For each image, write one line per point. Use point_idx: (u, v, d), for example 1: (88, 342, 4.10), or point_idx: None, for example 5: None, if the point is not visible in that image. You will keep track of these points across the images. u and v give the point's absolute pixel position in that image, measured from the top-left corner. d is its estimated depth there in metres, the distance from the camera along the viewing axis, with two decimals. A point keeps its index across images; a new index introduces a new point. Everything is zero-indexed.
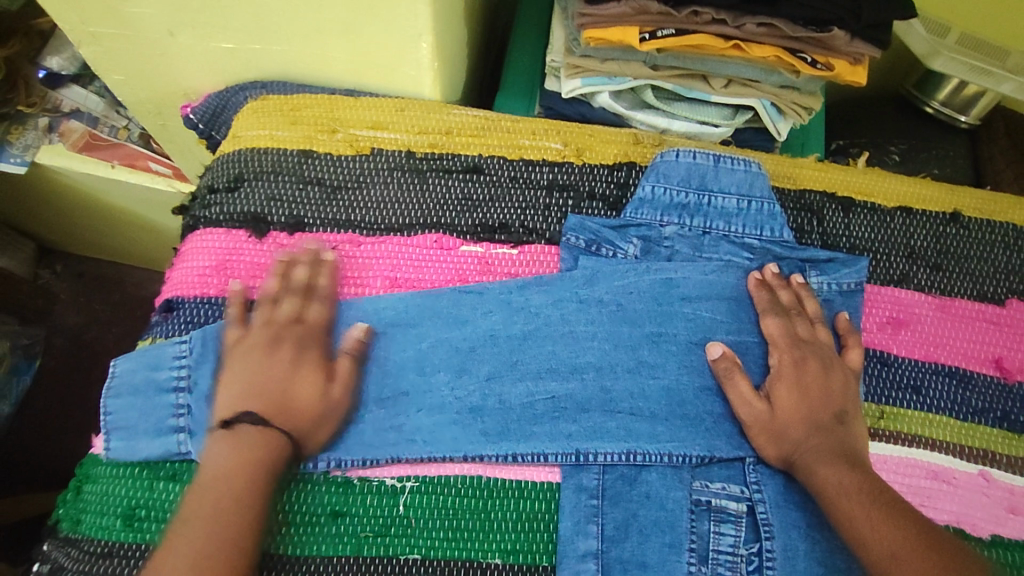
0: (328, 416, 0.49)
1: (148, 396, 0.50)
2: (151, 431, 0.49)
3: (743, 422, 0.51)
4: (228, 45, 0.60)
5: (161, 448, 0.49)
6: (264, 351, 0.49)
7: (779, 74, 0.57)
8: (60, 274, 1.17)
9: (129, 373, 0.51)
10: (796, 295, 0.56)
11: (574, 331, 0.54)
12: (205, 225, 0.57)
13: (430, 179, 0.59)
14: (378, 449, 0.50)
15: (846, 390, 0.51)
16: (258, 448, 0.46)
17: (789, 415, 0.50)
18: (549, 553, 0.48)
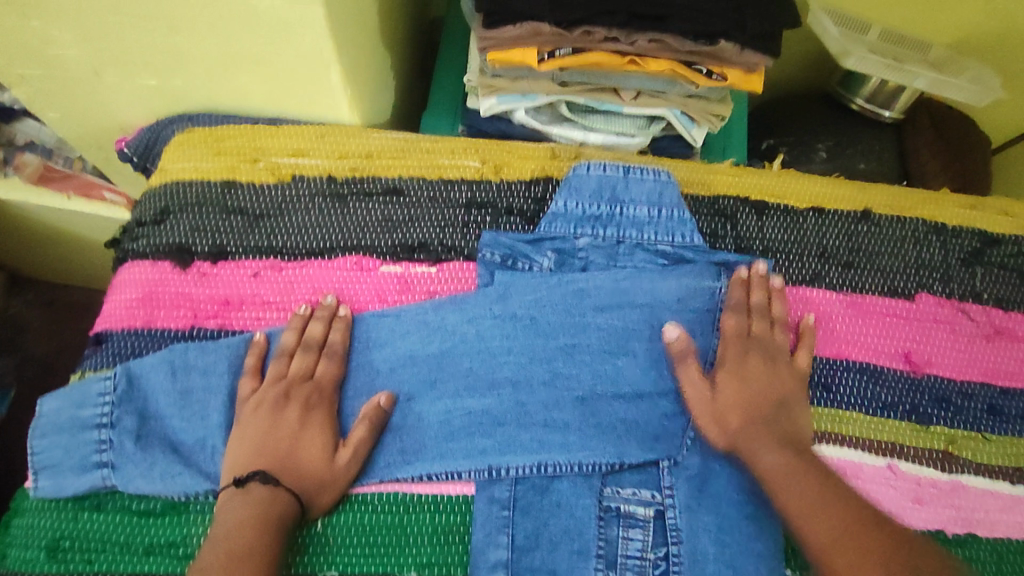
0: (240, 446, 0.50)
1: (72, 434, 0.51)
2: (76, 468, 0.50)
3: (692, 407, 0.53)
4: (150, 81, 0.62)
5: (84, 485, 0.50)
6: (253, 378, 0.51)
7: (682, 85, 0.59)
8: (30, 302, 1.19)
9: (57, 412, 0.52)
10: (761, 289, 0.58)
11: (489, 347, 0.55)
12: (133, 259, 0.59)
13: (351, 203, 0.60)
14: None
15: (747, 392, 0.53)
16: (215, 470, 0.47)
17: (727, 408, 0.53)
18: (464, 564, 0.49)
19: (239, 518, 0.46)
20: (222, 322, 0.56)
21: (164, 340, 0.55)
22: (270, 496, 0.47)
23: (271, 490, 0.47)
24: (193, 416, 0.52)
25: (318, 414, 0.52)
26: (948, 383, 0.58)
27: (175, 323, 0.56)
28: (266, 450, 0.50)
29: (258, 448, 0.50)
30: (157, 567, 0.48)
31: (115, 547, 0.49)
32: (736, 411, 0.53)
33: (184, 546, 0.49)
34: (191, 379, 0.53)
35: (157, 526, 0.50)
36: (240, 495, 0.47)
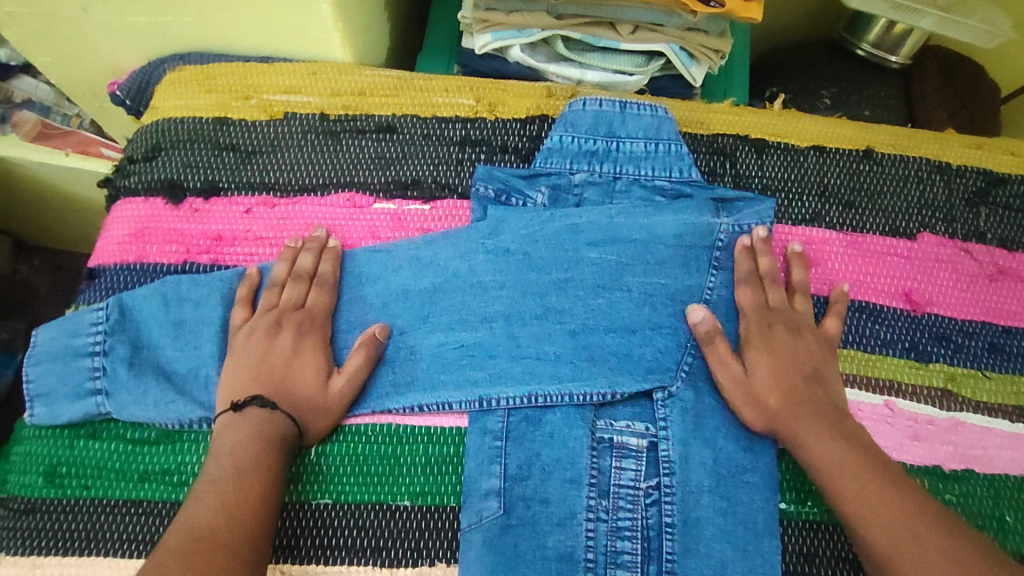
0: None
1: (66, 362, 0.52)
2: (70, 396, 0.51)
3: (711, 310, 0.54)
4: (141, 19, 0.61)
5: (79, 412, 0.50)
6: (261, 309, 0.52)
7: (679, 16, 0.58)
8: (37, 267, 1.21)
9: (51, 340, 0.52)
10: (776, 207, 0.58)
11: (482, 280, 0.55)
12: (126, 195, 0.59)
13: (344, 140, 0.60)
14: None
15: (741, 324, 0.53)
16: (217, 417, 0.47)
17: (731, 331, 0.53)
18: (456, 494, 0.49)
19: (234, 440, 0.47)
20: (214, 256, 0.56)
21: (156, 274, 0.55)
22: (265, 417, 0.48)
23: (267, 412, 0.48)
24: (186, 346, 0.52)
25: (311, 344, 0.52)
26: (948, 322, 0.57)
27: (166, 258, 0.56)
28: (260, 376, 0.50)
29: (251, 373, 0.50)
30: (152, 493, 0.49)
31: (111, 474, 0.49)
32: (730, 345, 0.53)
33: (178, 473, 0.50)
34: (184, 311, 0.53)
35: (152, 454, 0.50)
36: (236, 420, 0.48)
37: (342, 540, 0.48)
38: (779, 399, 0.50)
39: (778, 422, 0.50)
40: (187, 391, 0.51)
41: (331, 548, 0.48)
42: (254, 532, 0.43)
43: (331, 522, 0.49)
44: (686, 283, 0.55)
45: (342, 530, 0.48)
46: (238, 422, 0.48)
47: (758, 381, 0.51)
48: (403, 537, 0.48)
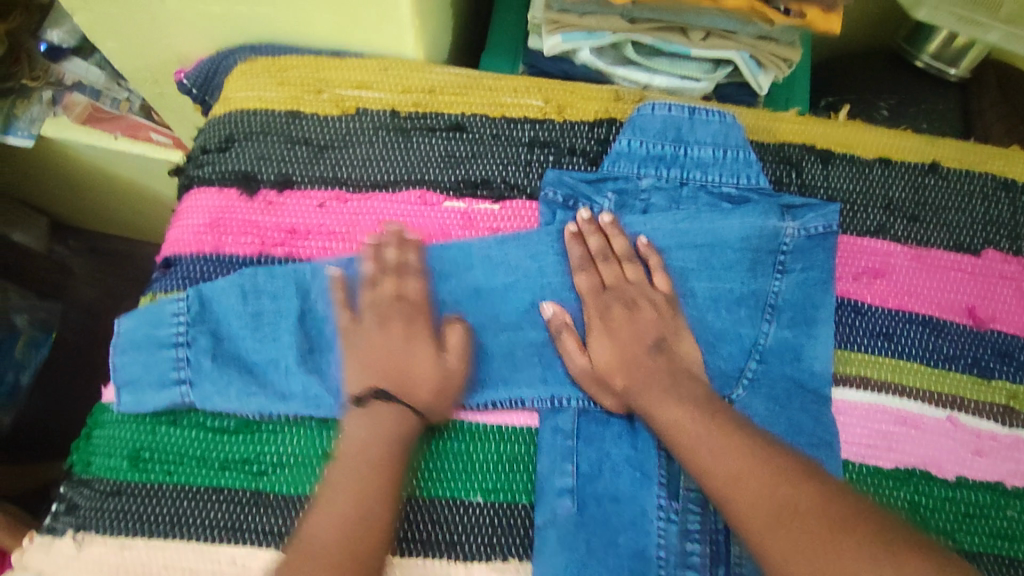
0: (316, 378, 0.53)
1: (149, 350, 0.54)
2: (154, 384, 0.53)
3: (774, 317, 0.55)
4: (215, 9, 0.61)
5: (163, 401, 0.52)
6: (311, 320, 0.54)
7: (755, 24, 0.58)
8: (71, 247, 1.29)
9: (133, 329, 0.54)
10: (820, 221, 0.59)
11: (550, 282, 0.56)
12: (200, 184, 0.59)
13: (415, 138, 0.60)
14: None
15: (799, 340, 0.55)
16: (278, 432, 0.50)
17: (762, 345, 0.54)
18: (528, 492, 0.51)
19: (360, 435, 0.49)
20: (289, 249, 0.57)
21: (233, 266, 0.56)
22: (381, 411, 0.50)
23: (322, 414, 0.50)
24: (266, 336, 0.54)
25: (394, 339, 0.53)
26: (1011, 340, 0.58)
27: (243, 249, 0.57)
28: (349, 374, 0.52)
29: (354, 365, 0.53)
30: (231, 482, 0.51)
31: (192, 461, 0.51)
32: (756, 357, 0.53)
33: (257, 463, 0.51)
34: (262, 303, 0.54)
35: (231, 443, 0.52)
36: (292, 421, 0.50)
37: (417, 534, 0.50)
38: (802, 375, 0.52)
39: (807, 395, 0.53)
40: (266, 380, 0.53)
41: (407, 540, 0.50)
42: (355, 523, 0.46)
43: (407, 515, 0.50)
44: (754, 292, 0.55)
45: (418, 522, 0.50)
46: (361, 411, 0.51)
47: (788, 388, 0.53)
48: (476, 532, 0.50)
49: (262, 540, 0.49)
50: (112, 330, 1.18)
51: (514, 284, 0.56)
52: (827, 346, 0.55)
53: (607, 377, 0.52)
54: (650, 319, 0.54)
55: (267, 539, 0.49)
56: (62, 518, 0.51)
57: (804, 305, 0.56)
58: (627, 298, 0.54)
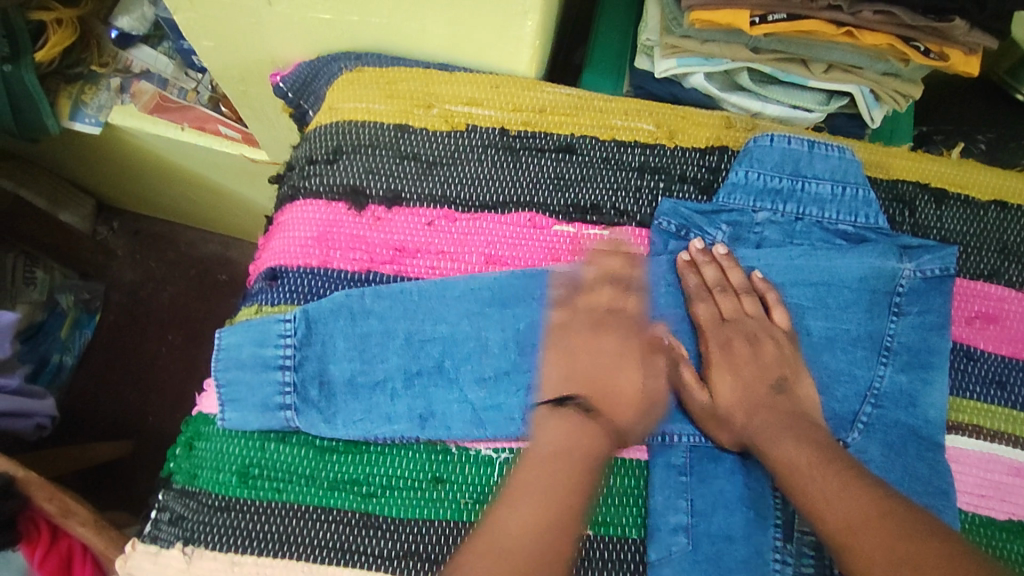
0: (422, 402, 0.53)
1: (256, 371, 0.53)
2: (261, 407, 0.53)
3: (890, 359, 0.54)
4: (325, 15, 0.60)
5: (269, 425, 0.52)
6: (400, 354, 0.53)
7: (885, 61, 0.56)
8: (115, 231, 1.42)
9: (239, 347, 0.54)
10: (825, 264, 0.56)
11: (662, 314, 0.55)
12: (306, 196, 0.59)
13: (524, 158, 0.59)
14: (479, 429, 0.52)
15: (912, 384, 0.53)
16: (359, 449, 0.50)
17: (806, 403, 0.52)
18: (638, 527, 0.50)
19: (561, 442, 0.51)
20: (398, 267, 0.57)
21: (342, 282, 0.56)
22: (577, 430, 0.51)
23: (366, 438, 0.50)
24: (372, 358, 0.54)
25: (504, 360, 0.54)
26: None
27: (351, 265, 0.57)
28: (455, 405, 0.53)
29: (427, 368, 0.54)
30: (341, 503, 0.51)
31: (302, 479, 0.51)
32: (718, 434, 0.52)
33: (366, 484, 0.51)
34: (370, 324, 0.54)
35: (340, 462, 0.52)
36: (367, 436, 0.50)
37: None
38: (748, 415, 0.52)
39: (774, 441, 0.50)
40: (373, 403, 0.53)
41: None
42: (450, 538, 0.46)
43: None
44: (870, 335, 0.55)
45: None
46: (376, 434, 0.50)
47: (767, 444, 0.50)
48: (586, 564, 0.49)
49: (373, 564, 0.49)
50: (167, 317, 1.36)
51: (622, 314, 0.55)
52: (943, 393, 0.53)
53: (726, 416, 0.53)
54: (768, 359, 0.54)
55: (378, 562, 0.49)
56: (166, 528, 0.51)
57: (919, 350, 0.54)
58: (750, 332, 0.54)
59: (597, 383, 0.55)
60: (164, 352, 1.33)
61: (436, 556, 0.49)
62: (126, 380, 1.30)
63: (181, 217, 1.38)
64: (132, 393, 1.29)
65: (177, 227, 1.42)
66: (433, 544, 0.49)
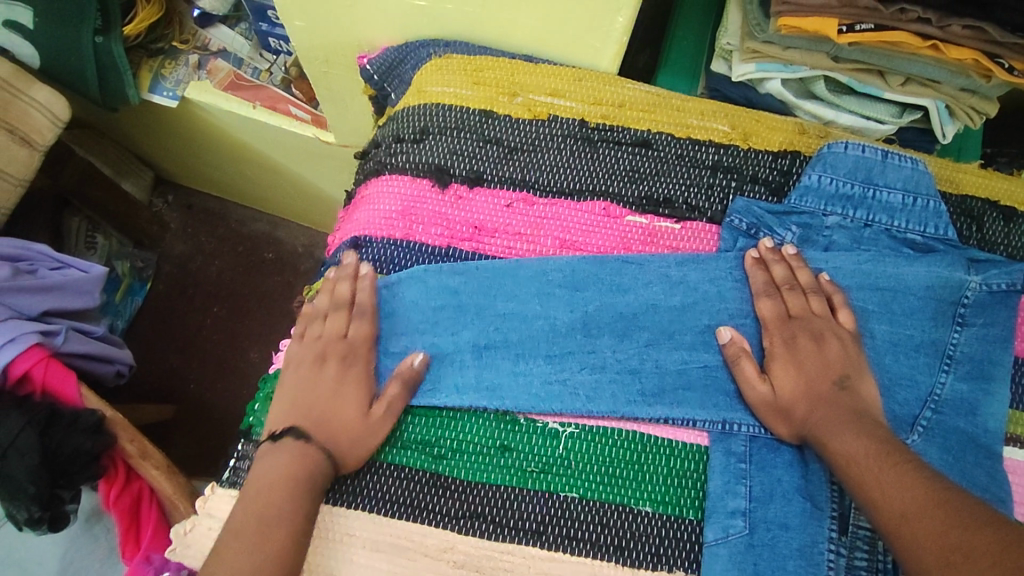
0: (490, 372, 0.55)
1: None
2: None
3: (952, 369, 0.55)
4: (420, 2, 0.64)
5: None
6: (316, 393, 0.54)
7: (967, 78, 0.57)
8: (170, 204, 1.46)
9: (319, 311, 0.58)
10: (790, 267, 0.57)
11: (729, 307, 0.57)
12: (392, 172, 0.62)
13: (602, 149, 0.62)
14: (544, 399, 0.54)
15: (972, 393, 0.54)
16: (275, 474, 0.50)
17: (790, 394, 0.53)
18: (697, 508, 0.52)
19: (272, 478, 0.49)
20: (476, 244, 0.59)
21: (422, 254, 0.59)
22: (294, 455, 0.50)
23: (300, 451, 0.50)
24: (447, 328, 0.57)
25: (572, 340, 0.56)
26: None
27: (432, 240, 0.59)
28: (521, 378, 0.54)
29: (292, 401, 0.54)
30: (412, 461, 0.53)
31: (377, 436, 0.54)
32: (772, 426, 0.53)
33: (436, 446, 0.54)
34: (446, 298, 0.57)
35: (413, 423, 0.54)
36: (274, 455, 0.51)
37: (586, 534, 0.51)
38: (807, 409, 0.52)
39: (808, 431, 0.52)
40: (446, 368, 0.55)
41: (575, 539, 0.51)
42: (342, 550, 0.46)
43: (577, 515, 0.51)
44: (933, 343, 0.56)
45: (589, 525, 0.51)
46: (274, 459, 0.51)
47: (791, 429, 0.53)
48: (643, 541, 0.51)
49: (441, 521, 0.51)
50: (214, 289, 1.40)
51: (690, 303, 0.57)
52: (1004, 404, 0.54)
53: (788, 408, 0.53)
54: (832, 356, 0.53)
55: (445, 521, 0.51)
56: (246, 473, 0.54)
57: (982, 360, 0.55)
58: (815, 329, 0.55)
59: (660, 372, 0.55)
60: (209, 322, 1.37)
61: (500, 518, 0.51)
62: (172, 347, 1.35)
63: (235, 194, 1.43)
64: (178, 360, 1.34)
65: (230, 204, 1.47)
66: (499, 507, 0.52)
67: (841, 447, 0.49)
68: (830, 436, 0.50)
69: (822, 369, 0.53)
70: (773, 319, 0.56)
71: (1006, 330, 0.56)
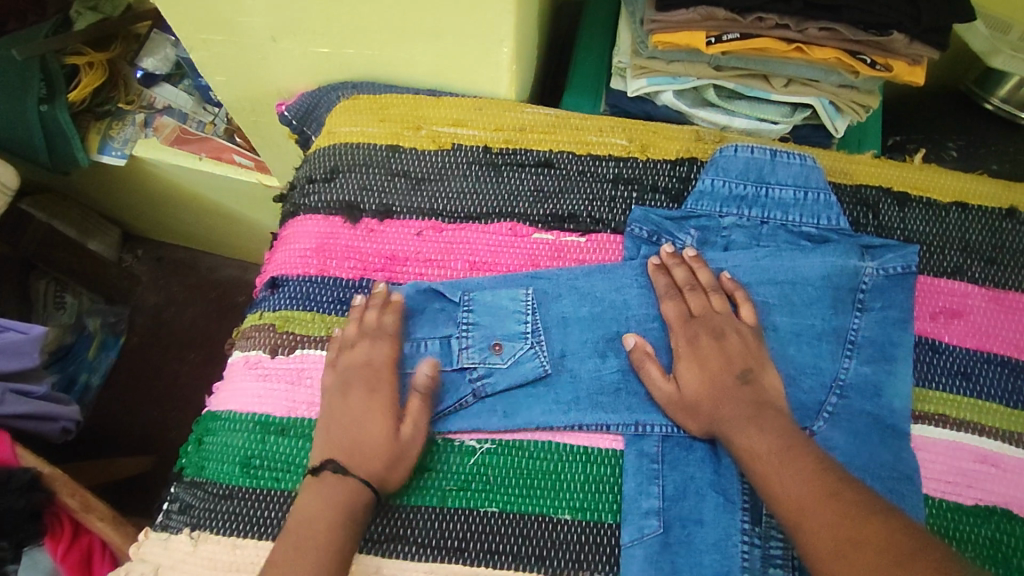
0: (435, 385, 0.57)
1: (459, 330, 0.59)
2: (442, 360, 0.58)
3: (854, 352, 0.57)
4: (324, 49, 0.67)
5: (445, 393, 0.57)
6: (353, 400, 0.54)
7: (839, 74, 0.60)
8: (138, 258, 1.49)
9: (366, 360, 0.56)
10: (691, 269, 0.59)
11: (635, 314, 0.59)
12: (306, 212, 0.64)
13: (505, 172, 0.64)
14: (440, 405, 0.57)
15: (874, 375, 0.56)
16: (336, 491, 0.50)
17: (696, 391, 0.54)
18: (614, 512, 0.53)
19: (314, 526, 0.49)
20: (389, 275, 0.61)
21: (338, 288, 0.61)
22: (339, 482, 0.51)
23: (338, 477, 0.51)
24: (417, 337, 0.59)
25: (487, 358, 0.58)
26: None
27: (347, 273, 0.61)
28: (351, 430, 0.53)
29: (332, 430, 0.54)
30: None
31: (300, 469, 0.55)
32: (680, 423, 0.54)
33: None
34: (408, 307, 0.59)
35: None
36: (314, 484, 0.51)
37: (508, 547, 0.52)
38: (711, 404, 0.53)
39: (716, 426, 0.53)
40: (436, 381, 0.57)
41: (497, 553, 0.52)
42: None
43: (497, 529, 0.53)
44: (835, 330, 0.57)
45: (509, 538, 0.53)
46: (317, 485, 0.51)
47: (700, 423, 0.54)
48: (564, 549, 0.52)
49: (365, 546, 0.53)
50: (184, 339, 1.41)
51: (596, 313, 0.59)
52: (906, 382, 0.56)
53: (694, 405, 0.54)
54: (733, 351, 0.55)
55: (367, 545, 0.53)
56: (176, 517, 0.55)
57: (883, 343, 0.57)
58: (714, 326, 0.56)
59: (570, 383, 0.57)
60: (182, 372, 1.38)
61: (422, 539, 0.53)
62: (143, 400, 1.35)
63: (199, 243, 1.46)
64: (151, 412, 1.34)
65: (196, 253, 1.50)
66: (420, 528, 0.53)
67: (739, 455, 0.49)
68: (732, 430, 0.51)
69: (724, 362, 0.54)
70: (674, 320, 0.57)
71: (905, 311, 0.58)
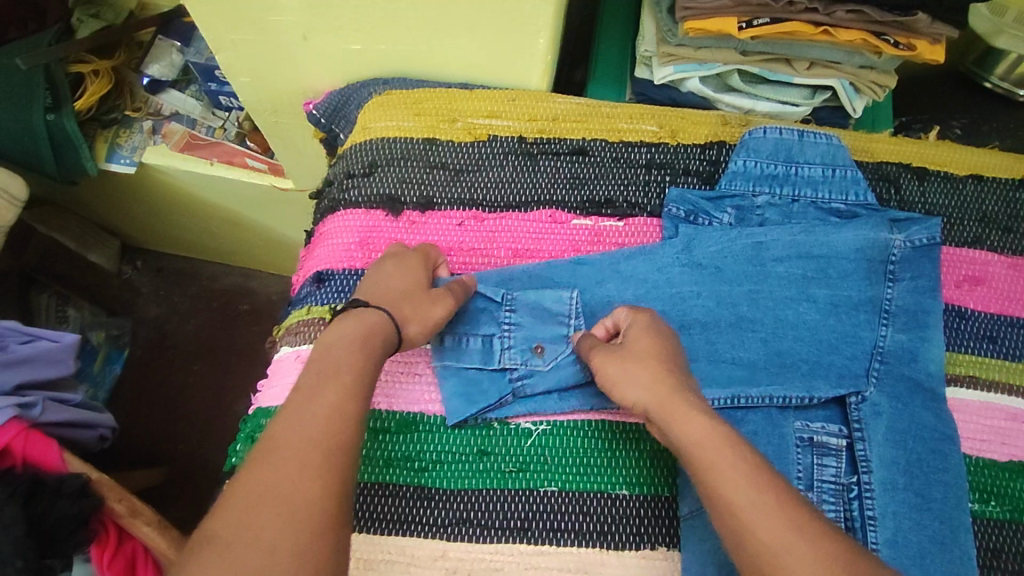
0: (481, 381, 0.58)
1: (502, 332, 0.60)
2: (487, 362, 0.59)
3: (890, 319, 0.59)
4: (356, 46, 0.67)
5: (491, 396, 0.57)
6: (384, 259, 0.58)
7: (862, 56, 0.62)
8: (139, 269, 1.47)
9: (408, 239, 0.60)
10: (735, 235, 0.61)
11: (679, 292, 0.60)
12: (346, 207, 0.65)
13: (542, 161, 0.65)
14: (485, 399, 0.57)
15: (909, 339, 0.58)
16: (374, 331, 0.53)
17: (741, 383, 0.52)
18: (669, 485, 0.55)
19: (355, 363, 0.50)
20: None
21: None
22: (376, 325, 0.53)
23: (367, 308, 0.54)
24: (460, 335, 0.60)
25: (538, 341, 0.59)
26: None
27: None
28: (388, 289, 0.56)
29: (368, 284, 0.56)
30: (396, 478, 0.55)
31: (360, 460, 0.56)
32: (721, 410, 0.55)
33: (419, 460, 0.56)
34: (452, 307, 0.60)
35: (393, 442, 0.56)
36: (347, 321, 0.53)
37: (570, 524, 0.53)
38: None
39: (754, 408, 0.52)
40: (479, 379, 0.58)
41: (560, 530, 0.53)
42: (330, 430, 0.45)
43: (559, 507, 0.54)
44: (870, 300, 0.60)
45: (571, 515, 0.54)
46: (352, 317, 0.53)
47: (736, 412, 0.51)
48: (624, 523, 0.54)
49: (430, 531, 0.53)
50: (191, 348, 1.40)
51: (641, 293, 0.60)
52: (940, 348, 0.58)
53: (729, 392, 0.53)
54: None
55: (431, 530, 0.53)
56: None
57: (916, 310, 0.59)
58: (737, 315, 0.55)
59: None
60: (190, 381, 1.37)
61: (484, 521, 0.54)
62: (153, 411, 1.34)
63: (203, 251, 1.45)
64: (162, 423, 1.33)
65: (198, 261, 1.49)
66: (482, 511, 0.54)
67: (697, 428, 0.48)
68: None
69: None
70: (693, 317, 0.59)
71: (936, 279, 0.60)
